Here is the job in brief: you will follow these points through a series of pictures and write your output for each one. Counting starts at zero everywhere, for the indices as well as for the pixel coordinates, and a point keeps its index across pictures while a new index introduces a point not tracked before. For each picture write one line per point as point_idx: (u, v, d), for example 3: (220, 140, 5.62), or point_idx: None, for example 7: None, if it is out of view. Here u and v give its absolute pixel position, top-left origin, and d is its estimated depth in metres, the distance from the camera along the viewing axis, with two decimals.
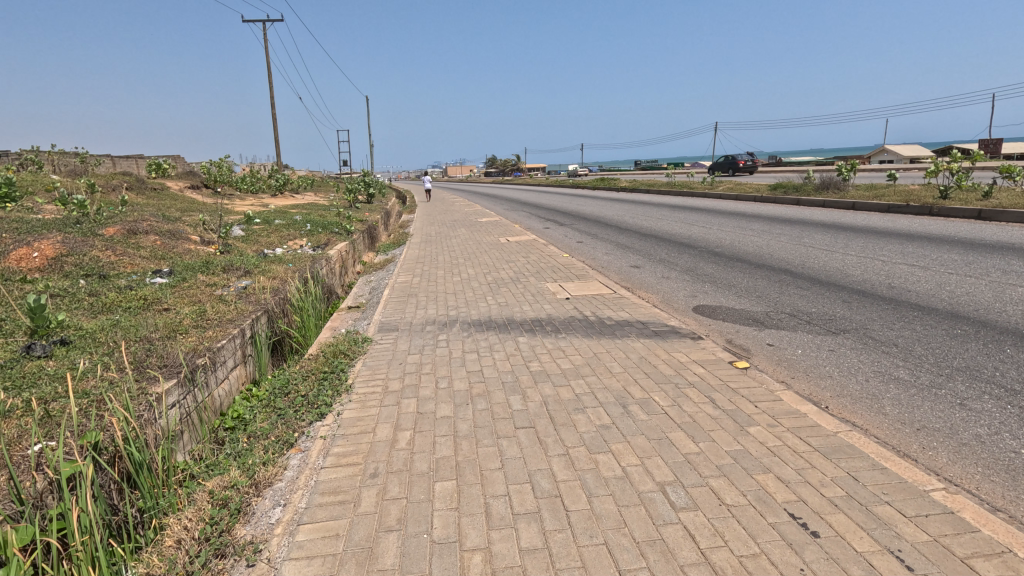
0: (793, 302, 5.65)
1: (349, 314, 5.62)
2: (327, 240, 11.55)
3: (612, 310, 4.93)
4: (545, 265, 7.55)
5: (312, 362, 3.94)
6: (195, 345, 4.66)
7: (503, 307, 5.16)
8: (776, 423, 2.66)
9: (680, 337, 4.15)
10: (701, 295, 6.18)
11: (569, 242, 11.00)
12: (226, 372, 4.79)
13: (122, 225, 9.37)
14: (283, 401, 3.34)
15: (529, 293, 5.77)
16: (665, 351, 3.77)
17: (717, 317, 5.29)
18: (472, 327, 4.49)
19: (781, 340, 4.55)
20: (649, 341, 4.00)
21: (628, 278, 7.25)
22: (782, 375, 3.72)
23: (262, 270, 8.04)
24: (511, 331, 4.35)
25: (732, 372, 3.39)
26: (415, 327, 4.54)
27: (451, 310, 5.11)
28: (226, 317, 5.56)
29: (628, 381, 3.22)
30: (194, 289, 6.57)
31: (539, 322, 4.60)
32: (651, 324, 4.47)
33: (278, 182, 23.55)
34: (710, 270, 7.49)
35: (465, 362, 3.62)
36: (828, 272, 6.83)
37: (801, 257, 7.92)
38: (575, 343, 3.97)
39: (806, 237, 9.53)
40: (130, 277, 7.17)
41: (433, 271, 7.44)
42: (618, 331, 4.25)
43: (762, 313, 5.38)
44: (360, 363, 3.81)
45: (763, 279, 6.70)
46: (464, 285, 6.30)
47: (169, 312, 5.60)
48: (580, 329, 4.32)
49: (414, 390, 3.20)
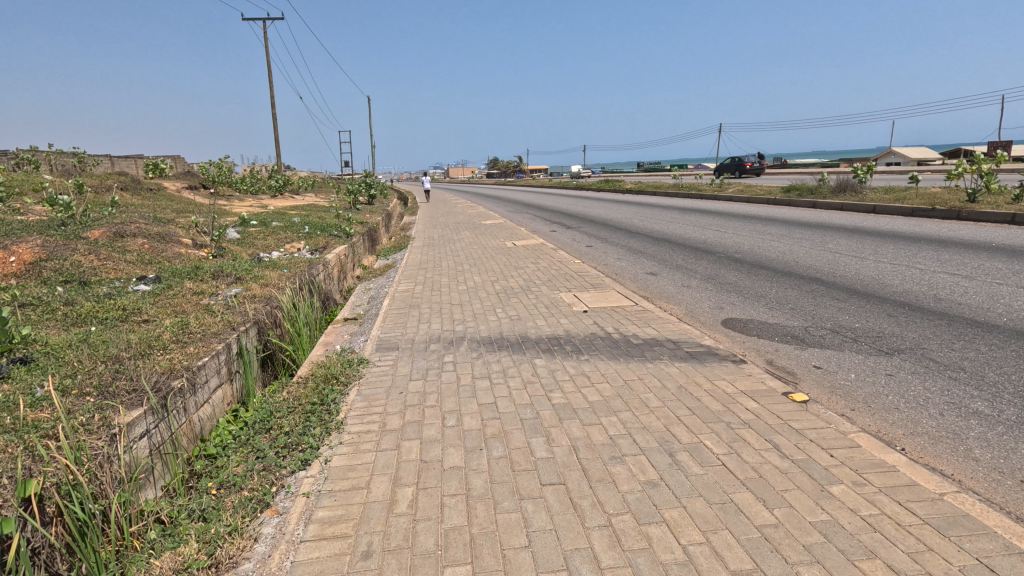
0: (832, 316, 5.15)
1: (345, 327, 5.14)
2: (325, 243, 11.08)
3: (636, 326, 4.42)
4: (556, 272, 7.04)
5: (301, 389, 3.45)
6: (171, 364, 4.18)
7: (515, 321, 4.66)
8: (863, 481, 2.15)
9: (719, 359, 3.63)
10: (729, 307, 5.69)
11: (578, 246, 10.52)
12: (207, 394, 4.34)
13: (109, 227, 8.90)
14: (264, 440, 2.84)
15: (542, 305, 5.28)
16: (705, 379, 3.27)
17: (751, 333, 4.80)
18: (482, 346, 3.99)
19: (829, 362, 4.05)
20: (685, 366, 3.49)
21: (646, 286, 6.77)
22: (840, 408, 3.22)
23: (254, 275, 7.55)
24: (525, 351, 3.85)
25: (790, 407, 2.88)
26: (417, 346, 4.04)
27: (458, 324, 4.61)
28: (210, 331, 5.07)
29: (670, 420, 2.72)
30: (179, 298, 6.09)
31: (557, 340, 4.09)
32: (683, 343, 3.97)
33: (278, 182, 23.13)
34: (733, 278, 7.00)
35: (475, 391, 3.13)
36: (863, 282, 6.33)
37: (829, 264, 7.40)
38: (601, 367, 3.47)
39: (831, 242, 9.02)
40: (112, 284, 6.70)
41: (437, 278, 6.95)
42: (648, 352, 3.75)
43: (801, 328, 4.88)
44: (354, 391, 3.31)
45: (794, 289, 6.22)
46: (471, 295, 5.80)
47: (148, 325, 5.12)
48: (603, 350, 3.82)
49: (417, 430, 2.70)
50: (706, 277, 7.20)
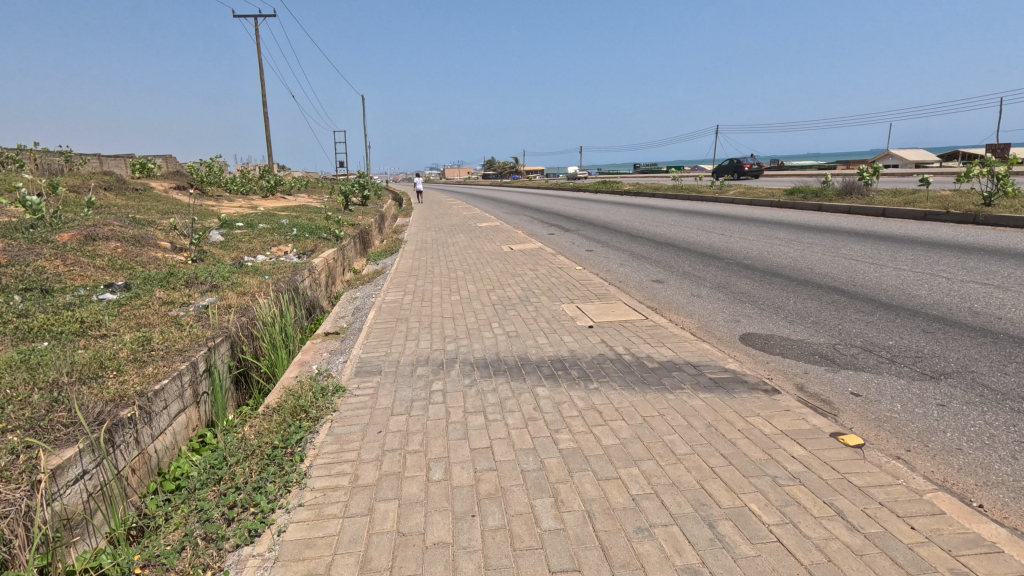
0: (860, 332, 4.68)
1: (325, 343, 4.65)
2: (313, 247, 10.54)
3: (649, 346, 3.92)
4: (557, 281, 6.54)
5: (263, 428, 2.95)
6: (121, 389, 3.68)
7: (513, 339, 4.17)
8: (964, 569, 1.68)
9: (748, 389, 3.15)
10: (746, 320, 5.23)
11: (578, 251, 10.04)
12: (167, 421, 3.85)
13: (80, 229, 8.34)
14: (210, 496, 2.35)
15: (543, 319, 4.80)
16: (736, 414, 2.79)
17: (774, 352, 4.34)
18: (475, 371, 3.48)
19: (869, 388, 3.58)
20: (711, 397, 3.01)
21: (652, 295, 6.31)
22: (894, 449, 2.76)
23: (233, 282, 7.04)
24: (526, 376, 3.36)
25: (843, 452, 2.41)
26: (401, 371, 3.54)
27: (449, 342, 4.12)
28: (174, 347, 4.55)
29: (704, 473, 2.25)
30: (145, 309, 5.56)
31: (561, 362, 3.61)
32: (705, 367, 3.50)
33: (269, 182, 22.56)
34: (746, 287, 6.54)
35: (467, 432, 2.64)
36: (887, 292, 5.89)
37: (847, 272, 6.95)
38: (613, 399, 2.99)
39: (844, 247, 8.57)
40: (76, 292, 6.17)
41: (428, 286, 6.47)
42: (665, 380, 3.26)
43: (828, 346, 4.42)
44: (325, 429, 2.81)
45: (813, 300, 5.77)
46: (465, 307, 5.33)
47: (105, 341, 4.60)
48: (614, 377, 3.33)
49: (396, 486, 2.22)
50: (716, 285, 6.76)
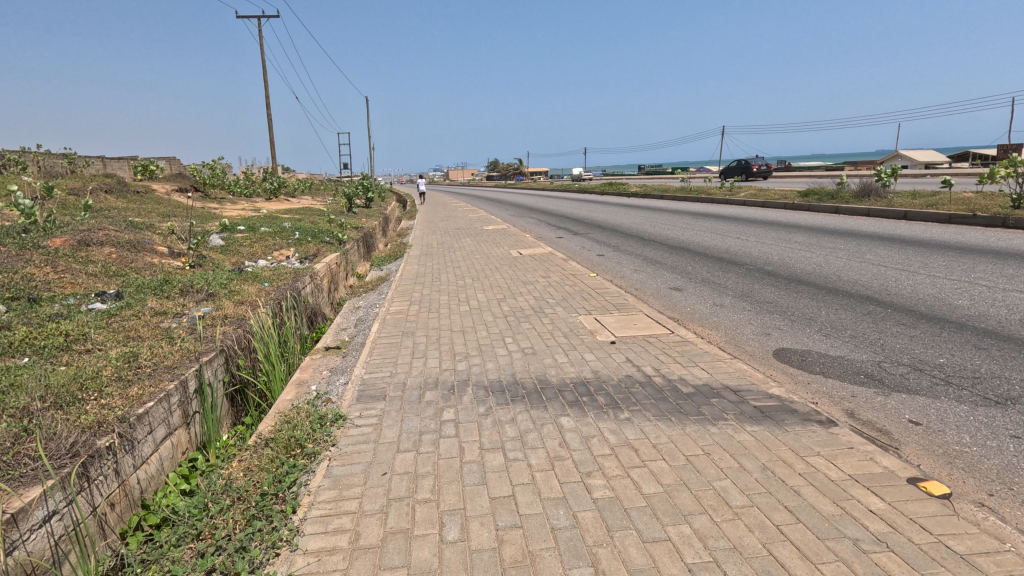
0: (905, 348, 4.31)
1: (326, 359, 4.32)
2: (315, 250, 10.22)
3: (681, 367, 3.56)
4: (572, 289, 6.19)
5: (253, 466, 2.60)
6: (100, 415, 3.34)
7: (530, 357, 3.81)
8: None
9: (801, 421, 2.78)
10: (777, 334, 4.87)
11: (589, 255, 9.69)
12: (152, 447, 3.51)
13: (73, 234, 8.04)
14: (184, 557, 2.01)
15: (560, 332, 4.45)
16: (793, 453, 2.43)
17: (814, 372, 3.97)
18: (490, 396, 3.13)
19: (929, 416, 3.21)
20: (760, 431, 2.64)
21: (672, 305, 5.96)
22: (977, 493, 2.39)
23: (230, 289, 6.71)
24: (547, 404, 3.00)
25: (930, 505, 2.04)
26: (408, 396, 3.19)
27: (460, 361, 3.77)
28: (162, 363, 4.22)
29: (769, 534, 1.89)
30: (135, 320, 5.25)
31: (585, 386, 3.25)
32: (746, 393, 3.14)
33: (271, 183, 22.33)
34: (771, 296, 6.19)
35: (485, 476, 2.29)
36: (925, 301, 5.51)
37: (878, 279, 6.57)
38: (650, 434, 2.63)
39: (870, 253, 8.17)
40: (65, 301, 5.86)
41: (435, 295, 6.13)
42: (705, 410, 2.90)
43: (872, 365, 4.04)
44: (323, 468, 2.46)
45: (847, 310, 5.41)
46: (475, 319, 4.99)
47: (89, 357, 4.29)
48: (646, 404, 2.97)
49: (404, 550, 1.87)
50: (739, 293, 6.40)
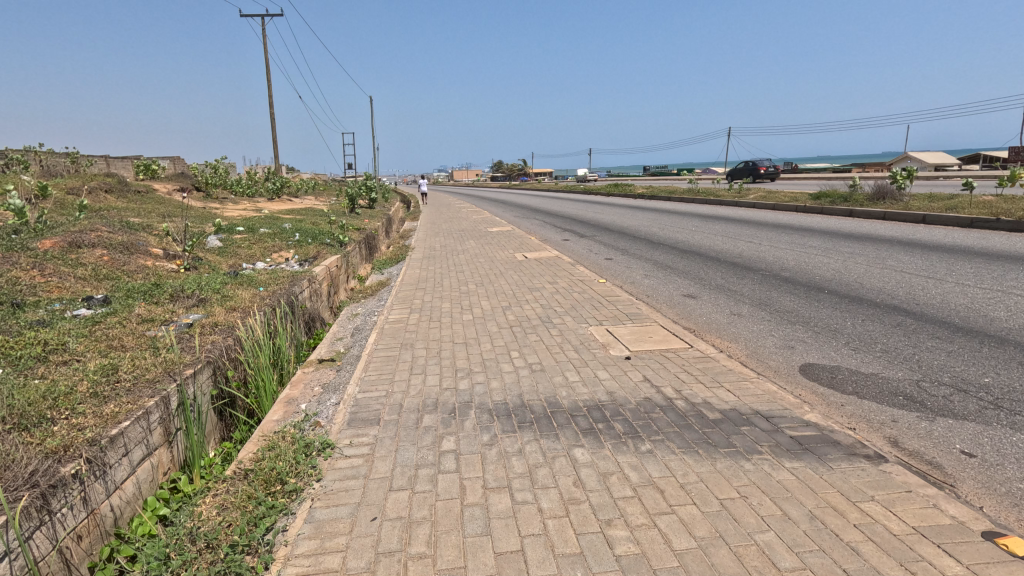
0: (944, 365, 3.98)
1: (318, 373, 4.01)
2: (316, 253, 9.94)
3: (704, 388, 3.24)
4: (580, 297, 5.89)
5: (227, 505, 2.30)
6: (67, 438, 3.04)
7: (539, 374, 3.50)
8: None
9: (846, 456, 2.46)
10: (802, 347, 4.55)
11: (596, 259, 9.38)
12: (127, 471, 3.21)
13: (65, 235, 7.77)
14: None
15: (570, 346, 4.14)
16: (843, 498, 2.11)
17: (846, 391, 3.64)
18: (495, 421, 2.83)
19: (982, 446, 2.88)
20: (802, 469, 2.32)
21: (687, 314, 5.65)
22: None
23: (223, 294, 6.43)
24: (558, 432, 2.69)
25: (1019, 571, 1.71)
26: (404, 421, 2.88)
27: (462, 379, 3.46)
28: (143, 377, 3.92)
29: None
30: (120, 329, 4.96)
31: (600, 411, 2.93)
32: (780, 420, 2.82)
33: (274, 184, 22.12)
34: (790, 304, 5.87)
35: (489, 525, 1.99)
36: (957, 312, 5.18)
37: (903, 288, 6.25)
38: (676, 472, 2.31)
39: (891, 258, 7.82)
40: (49, 306, 5.59)
41: (437, 302, 5.83)
42: (736, 441, 2.58)
43: (909, 384, 3.71)
44: (303, 512, 2.16)
45: (875, 322, 5.08)
46: (479, 329, 4.68)
47: (65, 370, 4.00)
48: (669, 434, 2.66)
49: None
50: (756, 301, 6.08)
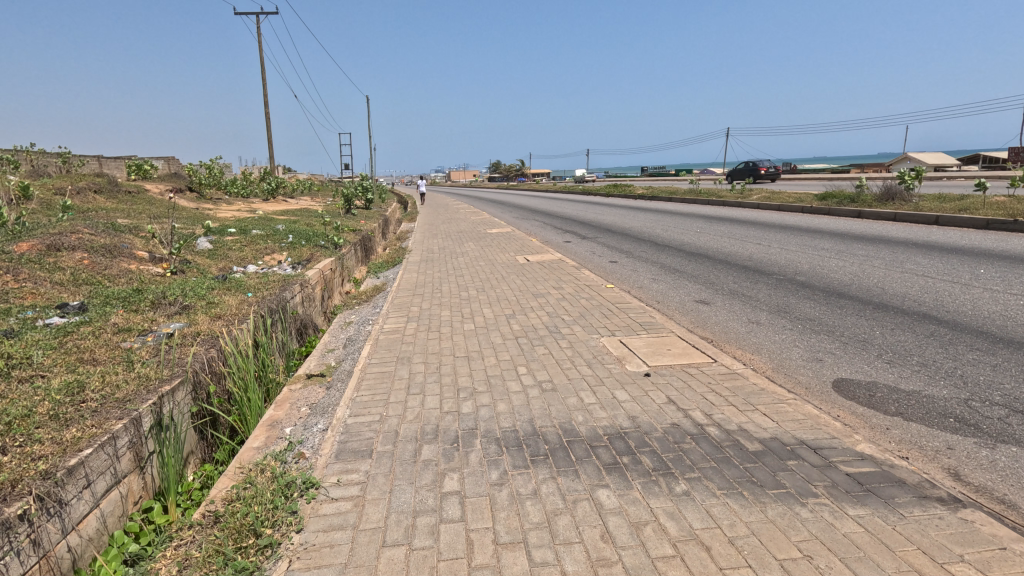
0: (992, 381, 3.63)
1: (306, 391, 3.64)
2: (310, 255, 9.58)
3: (737, 412, 2.88)
4: (589, 303, 5.54)
5: (188, 563, 1.92)
6: (16, 471, 2.66)
7: (551, 395, 3.15)
8: None
9: (917, 500, 2.11)
10: (832, 360, 4.20)
11: (601, 262, 9.04)
12: (88, 505, 2.82)
13: (44, 237, 7.39)
14: None
15: (583, 360, 3.78)
16: (927, 559, 1.76)
17: (890, 412, 3.30)
18: (505, 454, 2.47)
19: None
20: (870, 517, 1.97)
21: (702, 322, 5.31)
22: None
23: (209, 300, 6.07)
24: (578, 468, 2.33)
25: None
26: (399, 454, 2.51)
27: (465, 400, 3.09)
28: (112, 396, 3.53)
29: None
30: (93, 340, 4.58)
31: (624, 441, 2.57)
32: (830, 453, 2.47)
33: (270, 184, 21.74)
34: (812, 311, 5.52)
35: None
36: (994, 321, 4.83)
37: (928, 293, 5.90)
38: (722, 522, 1.95)
39: (911, 262, 7.46)
40: (19, 313, 5.21)
41: (436, 309, 5.48)
42: (785, 480, 2.22)
43: (958, 404, 3.36)
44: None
45: (905, 331, 4.73)
46: (482, 340, 4.33)
47: (25, 388, 3.61)
48: (706, 471, 2.30)
49: None
50: (774, 308, 5.73)
